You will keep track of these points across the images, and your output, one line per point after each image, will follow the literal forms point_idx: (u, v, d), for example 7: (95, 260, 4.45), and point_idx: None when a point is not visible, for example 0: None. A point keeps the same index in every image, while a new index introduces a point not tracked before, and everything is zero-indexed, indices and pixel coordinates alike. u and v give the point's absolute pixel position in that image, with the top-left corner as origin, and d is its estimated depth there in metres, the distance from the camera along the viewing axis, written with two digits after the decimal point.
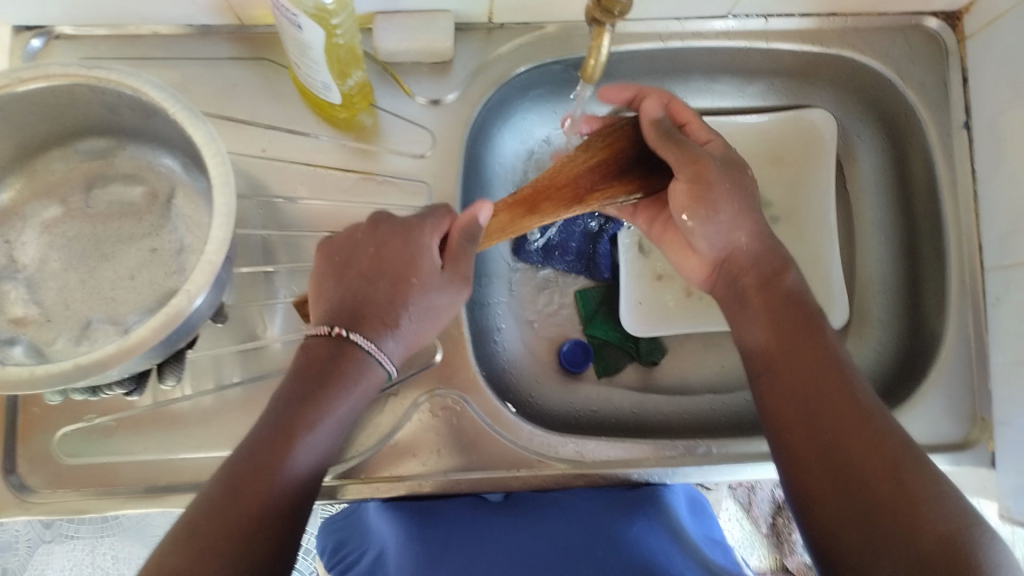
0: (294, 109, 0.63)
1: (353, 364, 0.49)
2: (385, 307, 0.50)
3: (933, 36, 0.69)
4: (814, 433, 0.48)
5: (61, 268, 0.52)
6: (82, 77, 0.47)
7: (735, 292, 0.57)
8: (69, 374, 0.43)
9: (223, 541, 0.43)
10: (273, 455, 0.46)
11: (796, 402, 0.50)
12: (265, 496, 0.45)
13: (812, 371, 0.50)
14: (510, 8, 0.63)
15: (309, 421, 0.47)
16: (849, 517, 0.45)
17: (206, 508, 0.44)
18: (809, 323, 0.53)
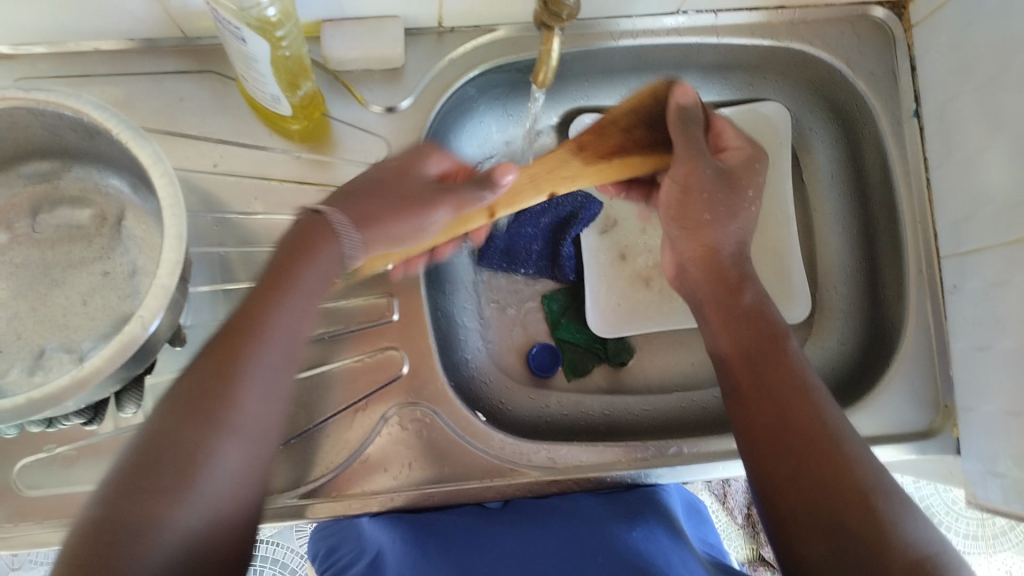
0: (244, 122, 0.62)
1: (320, 233, 0.50)
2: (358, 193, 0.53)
3: (880, 25, 0.70)
4: (773, 405, 0.48)
5: (10, 296, 0.51)
6: (21, 100, 0.46)
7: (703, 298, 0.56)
8: (23, 409, 0.41)
9: (203, 414, 0.41)
10: (257, 329, 0.45)
11: (757, 373, 0.50)
12: (251, 364, 0.43)
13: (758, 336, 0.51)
14: (459, 12, 0.62)
15: (282, 301, 0.46)
16: (804, 488, 0.44)
17: (189, 380, 0.43)
18: (774, 320, 0.53)
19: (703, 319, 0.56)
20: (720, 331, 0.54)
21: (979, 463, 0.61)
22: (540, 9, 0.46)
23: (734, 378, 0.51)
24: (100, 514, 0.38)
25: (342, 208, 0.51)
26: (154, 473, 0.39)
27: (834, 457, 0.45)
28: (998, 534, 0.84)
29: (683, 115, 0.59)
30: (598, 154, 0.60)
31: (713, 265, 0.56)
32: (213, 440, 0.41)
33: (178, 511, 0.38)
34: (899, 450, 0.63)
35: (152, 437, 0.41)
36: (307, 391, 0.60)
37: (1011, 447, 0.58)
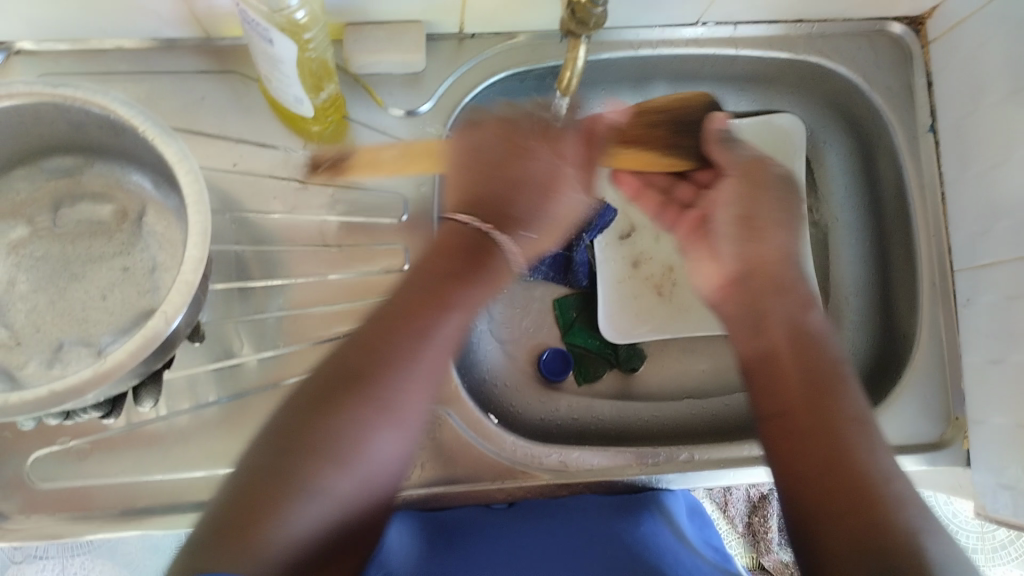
0: (264, 123, 0.62)
1: (476, 242, 0.54)
2: (496, 190, 0.55)
3: (898, 41, 0.70)
4: (801, 430, 0.48)
5: (30, 289, 0.51)
6: (48, 96, 0.46)
7: (757, 306, 0.56)
8: (45, 401, 0.41)
9: (366, 388, 0.45)
10: (425, 317, 0.49)
11: (788, 397, 0.50)
12: (420, 349, 0.48)
13: (805, 359, 0.52)
14: (480, 19, 0.63)
15: (445, 299, 0.50)
16: (824, 506, 0.45)
17: (353, 353, 0.47)
18: (825, 351, 0.53)
19: (749, 328, 0.56)
20: (750, 343, 0.56)
21: (989, 476, 0.62)
22: (567, 17, 0.46)
23: (771, 397, 0.51)
24: (256, 473, 0.42)
25: (501, 223, 0.55)
26: (310, 440, 0.43)
27: (865, 482, 0.45)
28: None
29: (722, 136, 0.61)
30: (632, 133, 0.60)
31: (750, 275, 0.58)
32: (374, 424, 0.45)
33: (335, 480, 0.43)
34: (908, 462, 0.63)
35: (305, 408, 0.45)
36: None
37: None
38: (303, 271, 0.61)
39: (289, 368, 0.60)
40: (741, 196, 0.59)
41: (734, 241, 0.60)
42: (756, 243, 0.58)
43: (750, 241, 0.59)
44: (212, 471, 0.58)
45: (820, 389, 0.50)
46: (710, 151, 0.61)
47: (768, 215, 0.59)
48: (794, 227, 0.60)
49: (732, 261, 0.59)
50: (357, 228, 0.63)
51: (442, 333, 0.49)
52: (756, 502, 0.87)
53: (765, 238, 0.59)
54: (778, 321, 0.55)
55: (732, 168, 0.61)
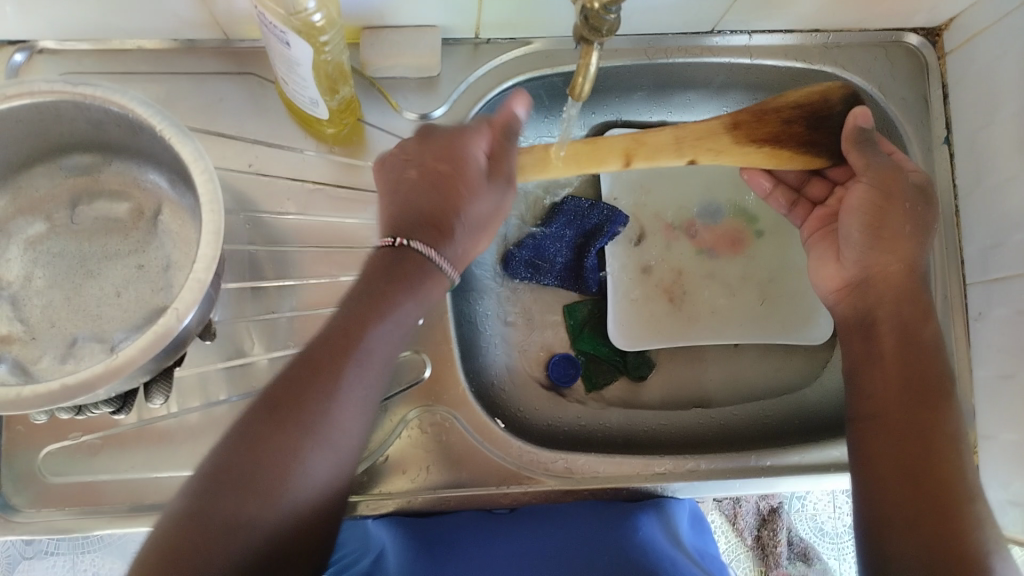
0: (281, 124, 0.63)
1: (401, 257, 0.48)
2: (424, 205, 0.49)
3: (914, 52, 0.70)
4: (905, 446, 0.48)
5: (46, 285, 0.52)
6: (68, 94, 0.47)
7: (868, 312, 0.54)
8: (58, 395, 0.42)
9: (292, 419, 0.44)
10: (356, 338, 0.46)
11: (890, 408, 0.50)
12: (347, 375, 0.46)
13: (909, 369, 0.51)
14: (496, 24, 0.63)
15: (373, 319, 0.47)
16: (907, 527, 0.46)
17: (282, 385, 0.45)
18: (937, 357, 0.51)
19: (860, 336, 0.54)
20: (860, 354, 0.54)
21: (1000, 492, 0.61)
22: (578, 24, 0.45)
23: (868, 402, 0.51)
24: (185, 510, 0.42)
25: (416, 233, 0.49)
26: (234, 475, 0.43)
27: (957, 505, 0.46)
28: None
29: (861, 137, 0.54)
30: (750, 137, 0.55)
31: (871, 281, 0.54)
32: (297, 454, 0.44)
33: (257, 514, 0.42)
34: None
35: (234, 446, 0.44)
36: None
37: None
38: (316, 272, 0.62)
39: None
40: (868, 208, 0.54)
41: (859, 247, 0.55)
42: (882, 252, 0.54)
43: (876, 249, 0.54)
44: None
45: (922, 402, 0.50)
46: (847, 153, 0.54)
47: (902, 226, 0.54)
48: (926, 232, 0.54)
49: (850, 264, 0.56)
50: (369, 230, 0.63)
51: (372, 351, 0.47)
52: (766, 515, 0.85)
53: (896, 247, 0.53)
54: (892, 326, 0.53)
55: (866, 174, 0.54)
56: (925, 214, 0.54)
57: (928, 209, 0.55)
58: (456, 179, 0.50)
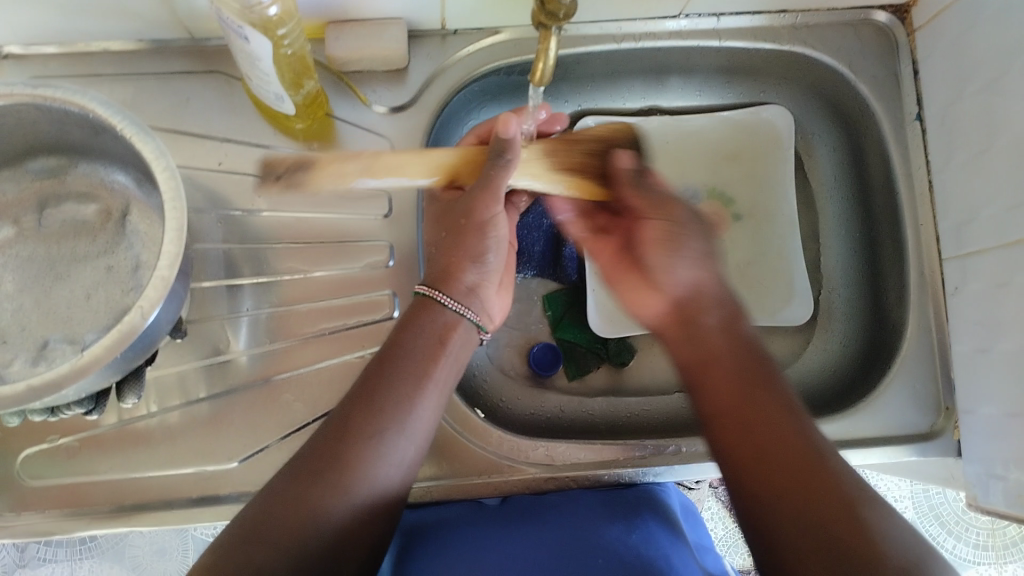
0: (250, 121, 0.63)
1: (438, 317, 0.53)
2: (445, 267, 0.55)
3: (882, 30, 0.70)
4: (781, 450, 0.43)
5: (16, 290, 0.52)
6: (27, 96, 0.47)
7: (689, 322, 0.51)
8: (24, 396, 0.42)
9: (348, 453, 0.46)
10: (403, 392, 0.49)
11: (743, 416, 0.45)
12: (391, 427, 0.48)
13: (740, 354, 0.48)
14: (461, 15, 0.63)
15: (423, 369, 0.50)
16: (805, 534, 0.39)
17: (323, 437, 0.47)
18: (760, 350, 0.49)
19: (684, 340, 0.51)
20: (679, 346, 0.51)
21: (979, 466, 0.61)
22: (536, 8, 0.45)
23: (717, 424, 0.46)
24: (236, 534, 0.42)
25: (443, 285, 0.54)
26: (287, 505, 0.44)
27: (819, 473, 0.42)
28: (1009, 545, 0.85)
29: (634, 173, 0.58)
30: (558, 163, 0.60)
31: (692, 302, 0.52)
32: (351, 488, 0.45)
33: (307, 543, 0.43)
34: (900, 452, 0.63)
35: (290, 476, 0.45)
36: (312, 385, 0.60)
37: (1010, 447, 0.58)
38: (288, 268, 0.62)
39: (277, 364, 0.60)
40: (665, 232, 0.54)
41: (669, 266, 0.53)
42: (702, 265, 0.53)
43: (689, 259, 0.53)
44: (199, 468, 0.58)
45: (787, 411, 0.45)
46: (626, 193, 0.57)
47: (698, 246, 0.54)
48: (714, 252, 0.54)
49: (664, 306, 0.54)
50: (344, 225, 0.63)
51: (416, 408, 0.49)
52: None
53: (694, 262, 0.53)
54: (693, 352, 0.50)
55: (649, 206, 0.56)
56: (705, 236, 0.55)
57: (705, 233, 0.55)
58: (465, 243, 0.55)
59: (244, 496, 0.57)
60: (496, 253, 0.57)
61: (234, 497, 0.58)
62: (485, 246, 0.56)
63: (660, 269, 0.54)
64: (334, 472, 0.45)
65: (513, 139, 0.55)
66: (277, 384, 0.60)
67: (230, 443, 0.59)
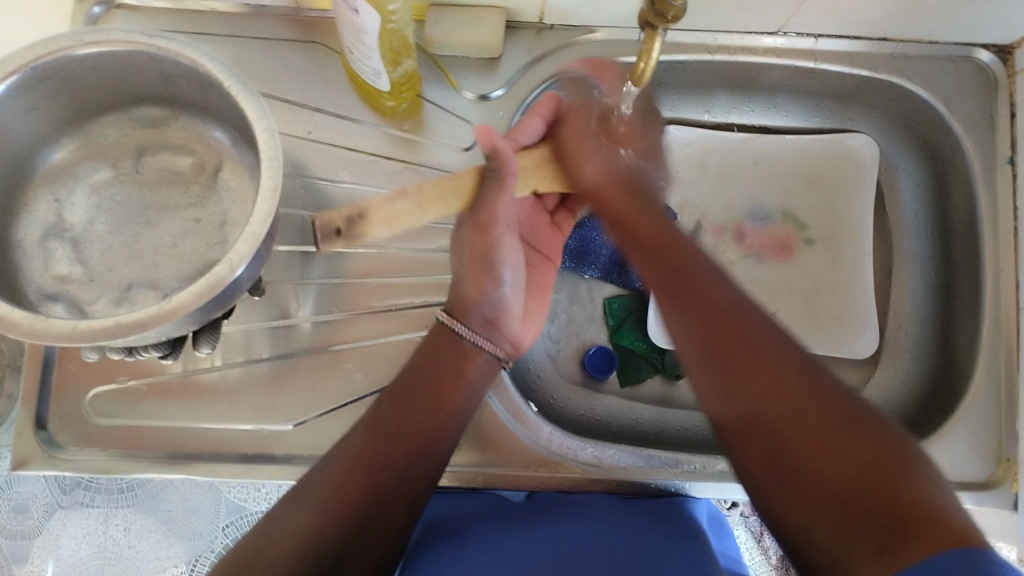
0: (342, 94, 0.64)
1: (455, 346, 0.55)
2: (465, 295, 0.56)
3: (983, 68, 0.68)
4: (770, 407, 0.41)
5: (107, 231, 0.53)
6: (143, 45, 0.48)
7: (661, 247, 0.52)
8: (111, 332, 0.43)
9: (364, 468, 0.47)
10: (422, 414, 0.51)
11: (733, 375, 0.44)
12: (407, 448, 0.49)
13: (707, 297, 0.48)
14: (560, 11, 0.63)
15: (440, 399, 0.52)
16: (807, 500, 0.38)
17: (343, 449, 0.48)
18: (729, 288, 0.48)
19: (657, 258, 0.52)
20: (648, 259, 0.53)
21: None
22: (645, 7, 0.45)
23: (711, 397, 0.45)
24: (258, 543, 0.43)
25: (458, 317, 0.56)
26: (306, 513, 0.44)
27: (817, 418, 0.40)
28: None
29: (581, 88, 0.60)
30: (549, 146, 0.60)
31: (627, 189, 0.57)
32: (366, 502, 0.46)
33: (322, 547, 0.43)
34: None
35: (309, 489, 0.46)
36: (374, 358, 0.61)
37: None
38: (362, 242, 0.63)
39: (341, 334, 0.61)
40: (595, 122, 0.58)
41: (595, 155, 0.57)
42: (615, 156, 0.58)
43: (612, 158, 0.57)
44: (257, 426, 0.59)
45: (772, 358, 0.43)
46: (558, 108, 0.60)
47: (601, 141, 0.58)
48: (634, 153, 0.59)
49: (618, 166, 0.58)
50: None
51: (430, 432, 0.51)
52: None
53: (578, 145, 0.57)
54: (680, 312, 0.48)
55: (585, 106, 0.59)
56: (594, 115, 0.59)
57: (600, 135, 0.58)
58: (477, 274, 0.56)
59: (294, 458, 0.59)
60: (512, 284, 0.58)
61: (286, 457, 0.59)
62: (499, 264, 0.57)
63: (579, 159, 0.57)
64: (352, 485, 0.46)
65: (496, 146, 0.54)
66: (340, 354, 0.61)
67: (289, 405, 0.60)
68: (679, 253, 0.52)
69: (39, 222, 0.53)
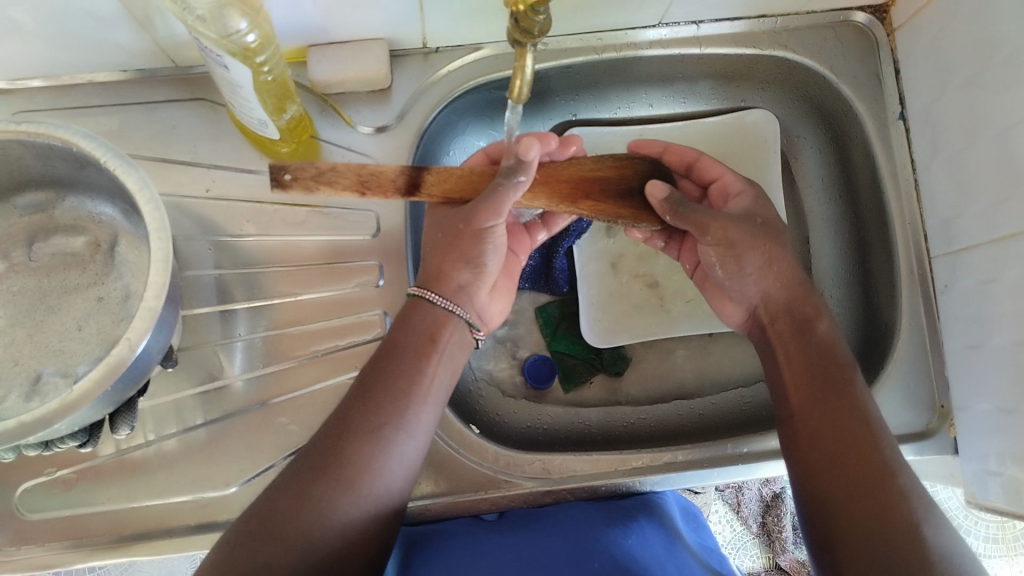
0: (236, 147, 0.63)
1: (427, 316, 0.54)
2: (435, 268, 0.55)
3: (862, 31, 0.70)
4: (841, 436, 0.50)
5: (7, 324, 0.52)
6: (12, 133, 0.47)
7: (777, 329, 0.57)
8: (16, 432, 0.42)
9: (347, 445, 0.47)
10: (401, 390, 0.50)
11: (825, 398, 0.52)
12: (390, 424, 0.49)
13: (815, 358, 0.54)
14: (442, 33, 0.63)
15: (422, 368, 0.52)
16: (839, 500, 0.48)
17: (325, 439, 0.48)
18: (837, 354, 0.55)
19: (790, 328, 0.56)
20: (773, 358, 0.57)
21: (976, 462, 0.61)
22: (511, 27, 0.46)
23: (791, 402, 0.54)
24: (256, 523, 0.45)
25: (434, 284, 0.54)
26: (297, 498, 0.45)
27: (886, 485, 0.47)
28: (1018, 537, 0.85)
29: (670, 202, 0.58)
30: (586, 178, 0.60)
31: (776, 308, 0.57)
32: (355, 481, 0.47)
33: (322, 523, 0.45)
34: None
35: (296, 471, 0.47)
36: (308, 407, 0.60)
37: (1005, 443, 0.58)
38: (280, 291, 0.62)
39: (272, 387, 0.61)
40: (723, 243, 0.57)
41: (743, 287, 0.58)
42: (762, 278, 0.57)
43: (751, 278, 0.57)
44: (197, 495, 0.58)
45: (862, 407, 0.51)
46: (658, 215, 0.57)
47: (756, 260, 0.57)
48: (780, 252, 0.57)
49: (779, 287, 0.57)
50: (333, 247, 0.63)
51: (415, 404, 0.51)
52: (769, 501, 0.90)
53: (752, 262, 0.57)
54: (798, 346, 0.55)
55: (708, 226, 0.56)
56: (769, 243, 0.57)
57: (749, 242, 0.57)
58: (459, 248, 0.54)
59: None
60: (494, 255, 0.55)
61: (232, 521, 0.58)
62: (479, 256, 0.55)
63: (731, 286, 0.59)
64: (342, 464, 0.47)
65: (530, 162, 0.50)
66: (273, 408, 0.60)
67: (228, 468, 0.59)
68: (812, 311, 0.57)
69: None
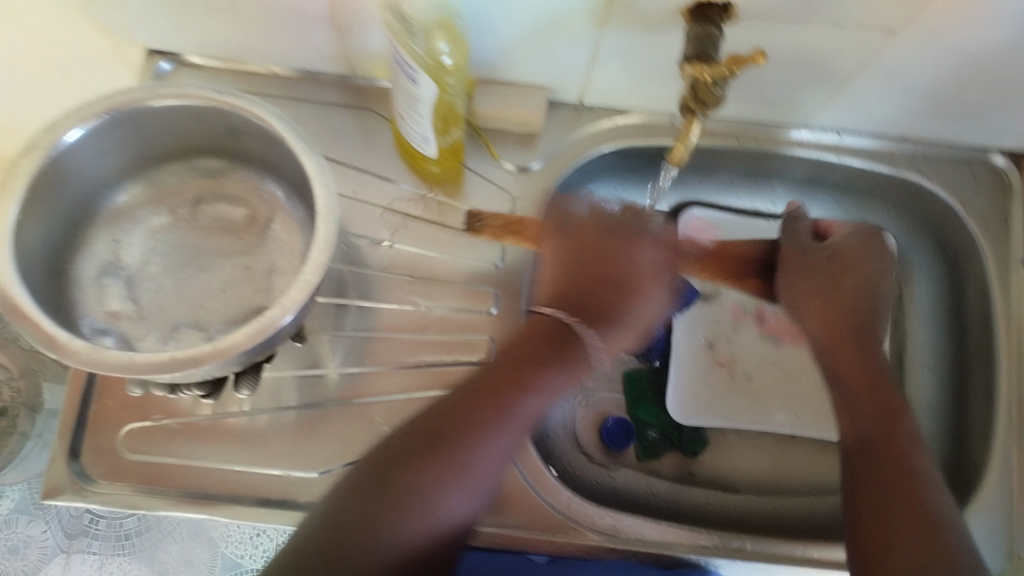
0: (389, 159, 0.67)
1: (581, 342, 0.56)
2: (587, 293, 0.57)
3: (998, 172, 0.72)
4: (913, 552, 0.48)
5: (160, 272, 0.56)
6: (216, 102, 0.52)
7: (860, 342, 0.59)
8: (166, 366, 0.45)
9: (427, 469, 0.48)
10: (489, 421, 0.51)
11: (891, 499, 0.51)
12: (468, 457, 0.49)
13: (870, 380, 0.58)
14: (601, 94, 0.67)
15: (512, 402, 0.52)
16: None
17: (410, 451, 0.49)
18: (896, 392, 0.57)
19: (856, 343, 0.59)
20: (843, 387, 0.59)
21: None
22: (687, 94, 0.51)
23: (861, 504, 0.52)
24: (326, 524, 0.46)
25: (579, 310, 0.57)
26: (365, 510, 0.46)
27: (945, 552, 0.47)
28: None
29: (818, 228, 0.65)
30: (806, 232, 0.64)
31: (865, 329, 0.60)
32: (428, 508, 0.47)
33: (382, 546, 0.45)
34: None
35: (370, 480, 0.48)
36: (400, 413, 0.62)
37: None
38: (395, 299, 0.65)
39: (367, 386, 0.63)
40: (851, 249, 0.62)
41: (836, 289, 0.61)
42: (855, 277, 0.61)
43: (847, 278, 0.61)
44: (282, 471, 0.60)
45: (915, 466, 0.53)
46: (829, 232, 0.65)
47: (881, 265, 0.62)
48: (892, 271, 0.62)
49: (850, 302, 0.60)
50: (455, 268, 0.66)
51: (498, 435, 0.51)
52: None
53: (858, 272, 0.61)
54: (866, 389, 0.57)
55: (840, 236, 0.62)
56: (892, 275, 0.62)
57: (872, 250, 0.62)
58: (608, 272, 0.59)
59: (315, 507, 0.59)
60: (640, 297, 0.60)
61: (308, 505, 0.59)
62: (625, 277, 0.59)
63: (862, 279, 0.61)
64: (419, 490, 0.47)
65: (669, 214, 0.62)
66: (365, 407, 0.62)
67: (314, 452, 0.61)
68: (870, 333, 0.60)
69: (97, 259, 0.56)
